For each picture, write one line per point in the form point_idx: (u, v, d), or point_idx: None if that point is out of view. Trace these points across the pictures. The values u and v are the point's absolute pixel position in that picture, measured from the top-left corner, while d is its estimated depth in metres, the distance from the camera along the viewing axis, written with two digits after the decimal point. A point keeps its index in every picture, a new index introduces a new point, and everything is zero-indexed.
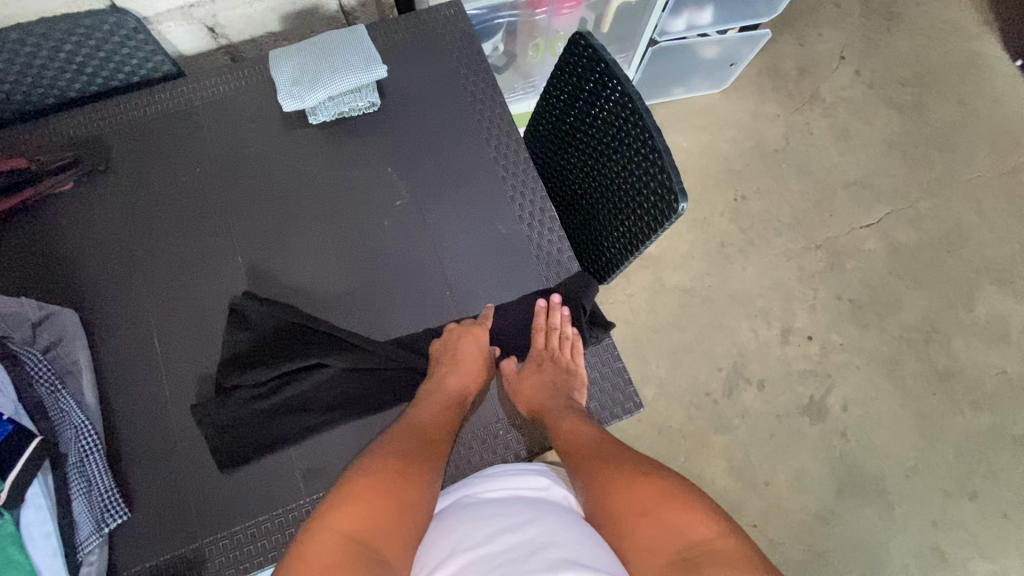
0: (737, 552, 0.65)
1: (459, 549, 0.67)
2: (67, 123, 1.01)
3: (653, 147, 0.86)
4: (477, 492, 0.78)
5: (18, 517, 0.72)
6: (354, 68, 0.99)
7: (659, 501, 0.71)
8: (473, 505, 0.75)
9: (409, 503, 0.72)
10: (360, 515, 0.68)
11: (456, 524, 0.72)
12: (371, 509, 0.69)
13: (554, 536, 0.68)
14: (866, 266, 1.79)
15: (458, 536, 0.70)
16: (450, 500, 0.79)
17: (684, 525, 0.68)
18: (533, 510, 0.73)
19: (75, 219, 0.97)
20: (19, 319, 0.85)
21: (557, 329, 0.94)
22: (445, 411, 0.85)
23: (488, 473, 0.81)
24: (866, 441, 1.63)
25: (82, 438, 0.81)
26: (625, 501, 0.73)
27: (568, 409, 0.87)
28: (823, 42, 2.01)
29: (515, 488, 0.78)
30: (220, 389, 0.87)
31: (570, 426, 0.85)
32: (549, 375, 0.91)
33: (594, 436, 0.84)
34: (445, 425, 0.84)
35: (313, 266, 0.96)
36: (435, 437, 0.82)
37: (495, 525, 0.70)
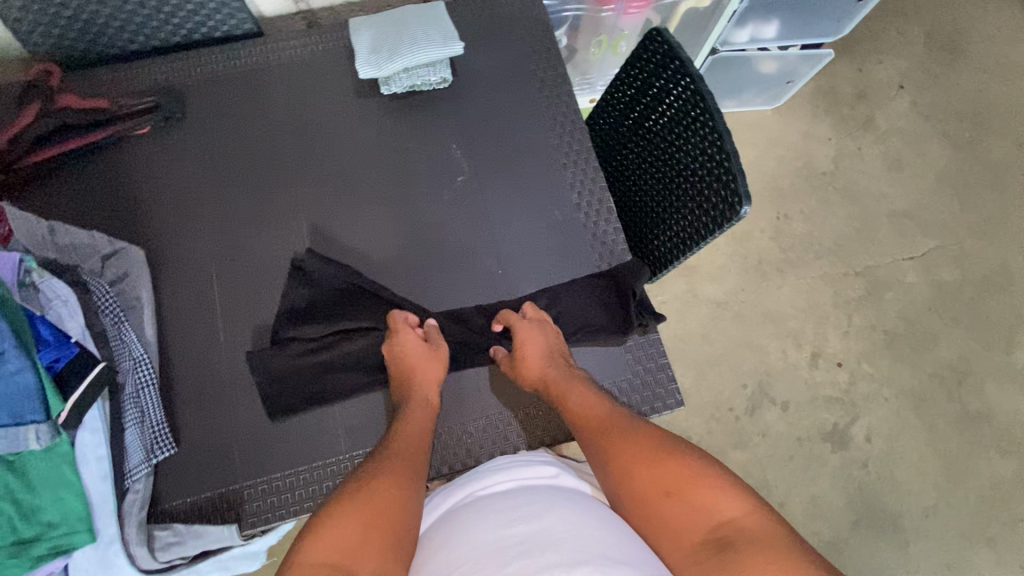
0: (766, 526, 0.65)
1: (473, 545, 0.67)
2: (151, 70, 1.05)
3: (721, 149, 0.86)
4: (483, 485, 0.78)
5: (75, 438, 0.77)
6: (433, 43, 1.00)
7: (683, 482, 0.70)
8: (482, 498, 0.75)
9: (391, 520, 0.66)
10: (341, 537, 0.63)
11: (468, 519, 0.72)
12: (351, 531, 0.64)
13: (567, 525, 0.67)
14: (904, 298, 1.76)
15: (471, 533, 0.69)
16: (458, 494, 0.78)
17: (711, 504, 0.67)
18: (543, 501, 0.73)
19: (146, 162, 1.00)
20: (90, 250, 0.89)
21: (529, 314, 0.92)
22: (424, 421, 0.81)
23: (496, 465, 0.81)
24: (887, 475, 1.60)
25: (140, 370, 0.85)
26: (646, 483, 0.71)
27: (568, 379, 0.86)
28: (883, 69, 1.98)
29: (521, 479, 0.78)
30: (275, 339, 0.90)
31: (579, 399, 0.83)
32: (543, 349, 0.88)
33: (605, 410, 0.82)
34: (424, 436, 0.80)
35: (370, 233, 0.98)
36: (415, 449, 0.77)
37: (507, 518, 0.69)
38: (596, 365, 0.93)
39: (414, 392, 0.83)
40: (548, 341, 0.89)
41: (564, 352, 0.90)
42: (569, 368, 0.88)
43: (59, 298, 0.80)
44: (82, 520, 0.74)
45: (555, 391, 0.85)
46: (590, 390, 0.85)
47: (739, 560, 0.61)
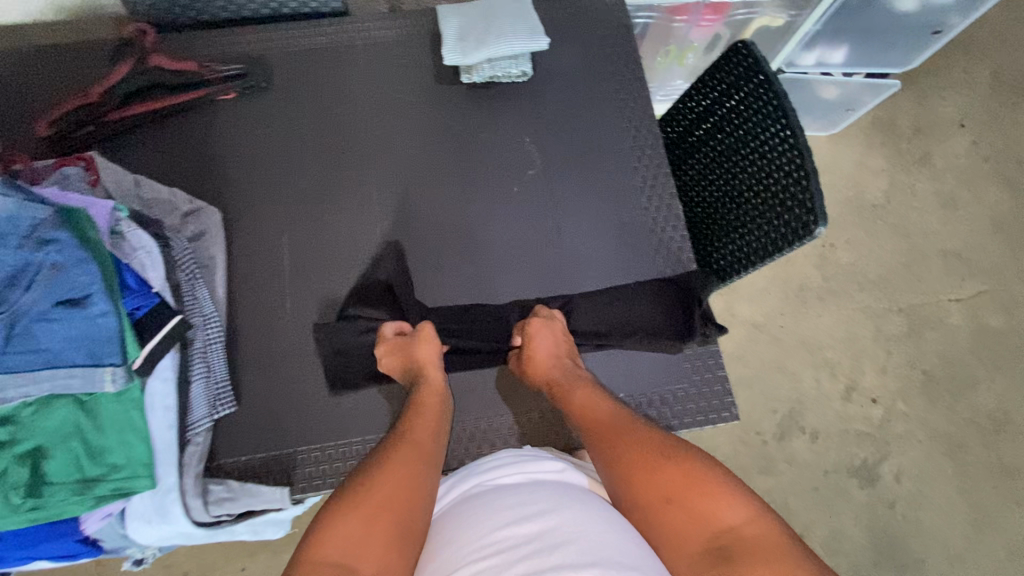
0: (767, 534, 0.63)
1: (478, 543, 0.63)
2: (241, 39, 1.08)
3: (800, 167, 0.86)
4: (488, 479, 0.74)
5: (145, 386, 0.80)
6: (519, 36, 1.01)
7: (683, 487, 0.67)
8: (488, 491, 0.72)
9: (395, 511, 0.66)
10: (347, 536, 0.63)
11: (476, 511, 0.68)
12: (354, 528, 0.64)
13: (577, 524, 0.64)
14: (947, 340, 1.72)
15: (475, 529, 0.65)
16: (466, 485, 0.75)
17: (710, 511, 0.65)
18: (553, 496, 0.69)
19: (228, 127, 1.02)
20: (170, 207, 0.92)
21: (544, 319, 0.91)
22: (435, 411, 0.81)
23: (501, 459, 0.78)
24: (913, 518, 1.57)
25: (208, 327, 0.88)
26: (649, 486, 0.68)
27: (575, 382, 0.84)
28: (945, 105, 1.95)
29: (529, 472, 0.75)
30: (342, 315, 0.93)
31: (587, 401, 0.81)
32: (552, 353, 0.88)
33: (609, 412, 0.79)
34: (435, 425, 0.79)
35: (440, 217, 0.99)
36: (425, 436, 0.76)
37: (514, 514, 0.65)
38: (654, 369, 0.92)
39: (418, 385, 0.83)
40: (557, 346, 0.88)
41: (571, 351, 0.89)
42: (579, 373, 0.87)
43: (142, 249, 0.82)
44: (145, 466, 0.77)
45: (561, 393, 0.84)
46: (597, 392, 0.83)
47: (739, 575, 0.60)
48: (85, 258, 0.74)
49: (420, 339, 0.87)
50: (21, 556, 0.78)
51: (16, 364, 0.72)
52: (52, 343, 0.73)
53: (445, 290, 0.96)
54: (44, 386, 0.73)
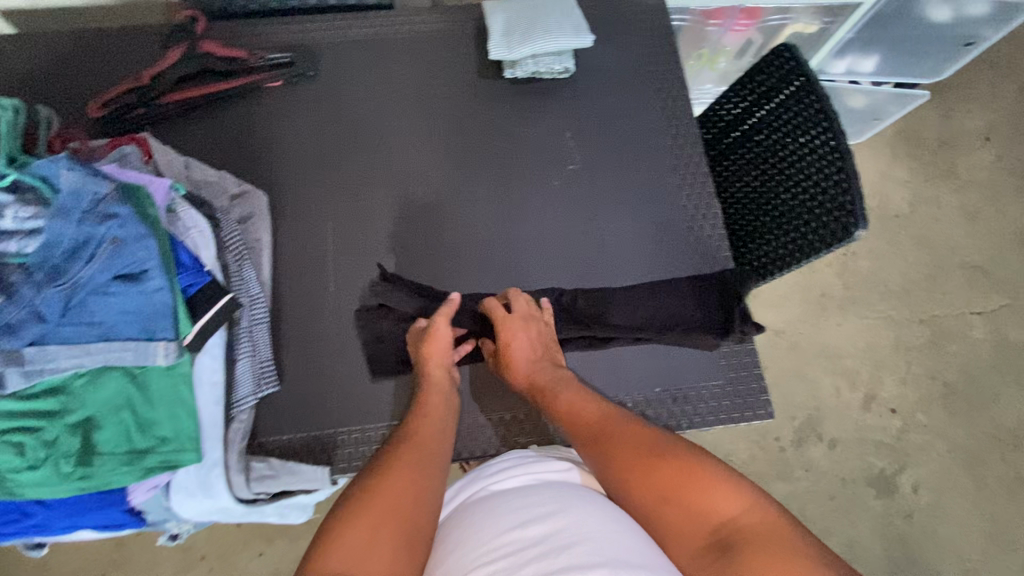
0: (766, 520, 0.64)
1: (487, 546, 0.65)
2: (289, 28, 1.10)
3: (840, 171, 0.87)
4: (494, 482, 0.76)
5: (194, 361, 0.82)
6: (564, 33, 1.02)
7: (681, 482, 0.68)
8: (495, 495, 0.73)
9: (405, 517, 0.66)
10: (356, 541, 0.63)
11: (482, 514, 0.70)
12: (363, 533, 0.64)
13: (582, 522, 0.65)
14: (968, 353, 1.72)
15: (482, 532, 0.67)
16: (474, 487, 0.77)
17: (706, 504, 0.66)
18: (557, 497, 0.70)
19: (275, 114, 1.04)
20: (218, 189, 0.94)
21: (508, 322, 0.88)
22: (439, 412, 0.82)
23: (506, 461, 0.79)
24: (930, 529, 1.56)
25: (254, 307, 0.89)
26: (647, 484, 0.70)
27: (557, 385, 0.85)
28: (970, 119, 1.94)
29: (533, 473, 0.77)
30: (383, 302, 0.95)
31: (575, 404, 0.82)
32: (525, 357, 0.87)
33: (596, 415, 0.80)
34: (440, 432, 0.80)
35: (479, 208, 1.01)
36: (431, 442, 0.77)
37: (520, 516, 0.67)
38: (689, 365, 0.93)
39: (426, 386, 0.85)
40: (526, 350, 0.88)
41: (549, 353, 0.89)
42: (557, 374, 0.87)
43: (194, 228, 0.84)
44: (192, 440, 0.79)
45: (542, 398, 0.85)
46: (579, 392, 0.84)
47: (744, 565, 0.61)
48: (144, 234, 0.76)
49: (431, 339, 0.86)
50: (65, 525, 0.81)
51: (70, 337, 0.74)
52: (107, 317, 0.76)
53: (483, 280, 0.97)
54: (97, 358, 0.74)
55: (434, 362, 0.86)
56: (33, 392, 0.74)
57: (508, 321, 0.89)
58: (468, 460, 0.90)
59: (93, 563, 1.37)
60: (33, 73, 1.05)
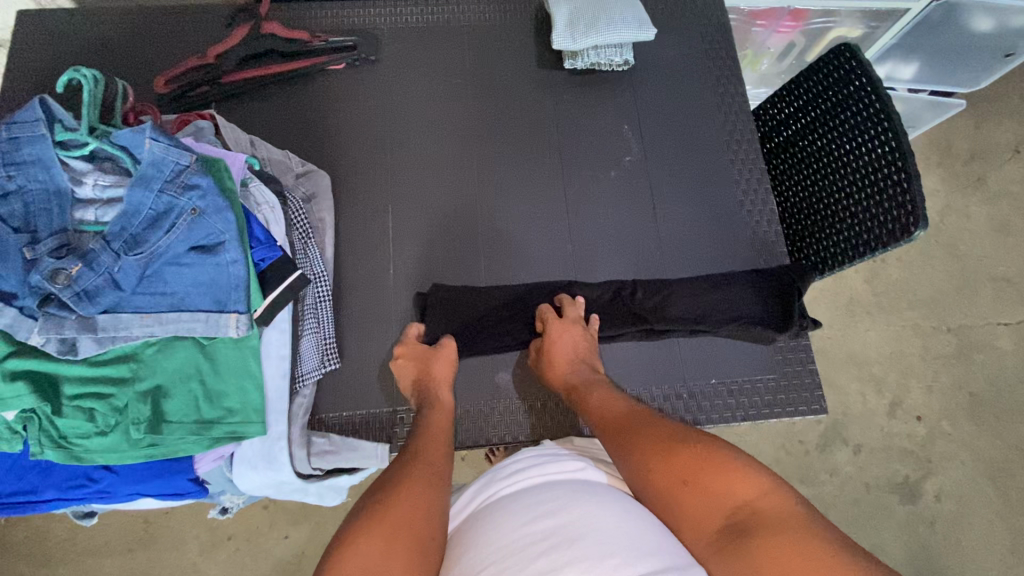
0: (785, 505, 0.61)
1: (498, 546, 0.60)
2: (352, 12, 1.11)
3: (901, 169, 0.87)
4: (505, 482, 0.70)
5: (263, 335, 0.83)
6: (627, 25, 1.03)
7: (699, 467, 0.65)
8: (506, 496, 0.68)
9: (417, 529, 0.61)
10: (367, 554, 0.58)
11: (493, 516, 0.65)
12: (374, 546, 0.58)
13: (594, 516, 0.60)
14: (994, 363, 1.71)
15: (494, 533, 0.62)
16: (485, 492, 0.71)
17: (722, 488, 0.63)
18: (568, 493, 0.65)
19: (336, 96, 1.05)
20: (285, 167, 0.96)
21: (551, 319, 0.90)
22: (446, 428, 0.78)
23: (519, 460, 0.74)
24: (952, 538, 1.57)
25: (318, 285, 0.91)
26: (664, 470, 0.66)
27: (589, 384, 0.83)
28: (1002, 130, 1.93)
29: (548, 474, 0.70)
30: (440, 288, 0.95)
31: (602, 400, 0.80)
32: (565, 353, 0.87)
33: (622, 410, 0.77)
34: (445, 443, 0.76)
35: (536, 197, 1.02)
36: (436, 453, 0.73)
37: (531, 514, 0.62)
38: (744, 358, 0.94)
39: (434, 403, 0.82)
40: (566, 347, 0.87)
41: (588, 354, 0.88)
42: (594, 374, 0.85)
43: (266, 203, 0.85)
44: (258, 412, 0.79)
45: (575, 395, 0.83)
46: (612, 391, 0.81)
47: (760, 547, 0.57)
48: (223, 206, 0.77)
49: (437, 357, 0.87)
50: (130, 492, 0.81)
51: (142, 305, 0.75)
52: (180, 287, 0.76)
53: (542, 267, 0.98)
54: (169, 327, 0.75)
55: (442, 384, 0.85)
56: (106, 358, 0.75)
57: (552, 320, 0.90)
58: (523, 444, 0.91)
59: (124, 538, 1.37)
60: (100, 48, 1.07)
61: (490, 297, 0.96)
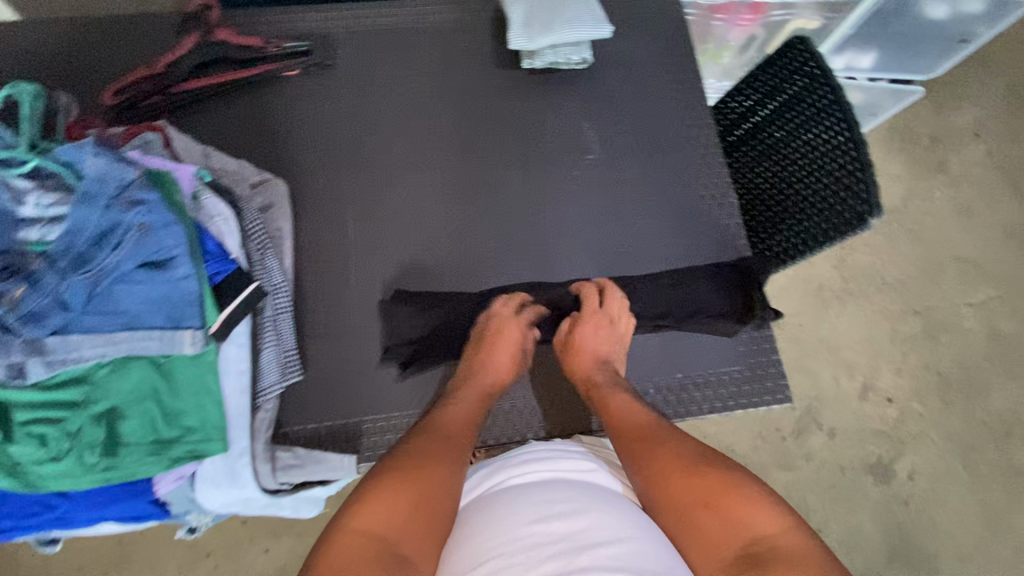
0: (809, 550, 0.62)
1: (506, 537, 0.63)
2: (307, 17, 1.09)
3: (856, 158, 0.88)
4: (516, 474, 0.73)
5: (221, 350, 0.81)
6: (584, 23, 1.02)
7: (720, 492, 0.67)
8: (518, 488, 0.71)
9: (432, 500, 0.68)
10: (386, 516, 0.66)
11: (501, 507, 0.68)
12: (394, 510, 0.66)
13: (606, 525, 0.64)
14: (961, 344, 1.75)
15: (501, 522, 0.65)
16: (496, 478, 0.74)
17: (742, 516, 0.65)
18: (582, 495, 0.69)
19: (292, 103, 1.03)
20: (240, 177, 0.94)
21: (592, 313, 0.91)
22: (478, 403, 0.84)
23: (532, 452, 0.77)
24: (926, 516, 1.60)
25: (277, 296, 0.89)
26: (685, 489, 0.68)
27: (611, 386, 0.85)
28: (961, 115, 1.97)
29: (560, 471, 0.74)
30: (400, 296, 0.94)
31: (624, 404, 0.82)
32: (598, 350, 0.89)
33: (646, 417, 0.80)
34: (474, 415, 0.82)
35: (499, 199, 1.01)
36: (463, 428, 0.79)
37: (543, 512, 0.65)
38: (710, 351, 0.95)
39: (476, 377, 0.86)
40: (601, 346, 0.89)
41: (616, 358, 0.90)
42: (617, 377, 0.88)
43: (220, 216, 0.83)
44: (218, 430, 0.78)
45: (592, 396, 0.85)
46: (632, 398, 0.83)
47: None
48: (172, 221, 0.76)
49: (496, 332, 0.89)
50: (88, 518, 0.79)
51: (93, 326, 0.73)
52: (133, 306, 0.74)
53: (507, 270, 0.97)
54: (122, 347, 0.73)
55: (497, 367, 0.87)
56: (58, 382, 0.72)
57: (594, 313, 0.91)
58: (493, 447, 0.90)
59: (97, 560, 1.34)
60: (45, 61, 1.03)
61: (454, 302, 0.95)
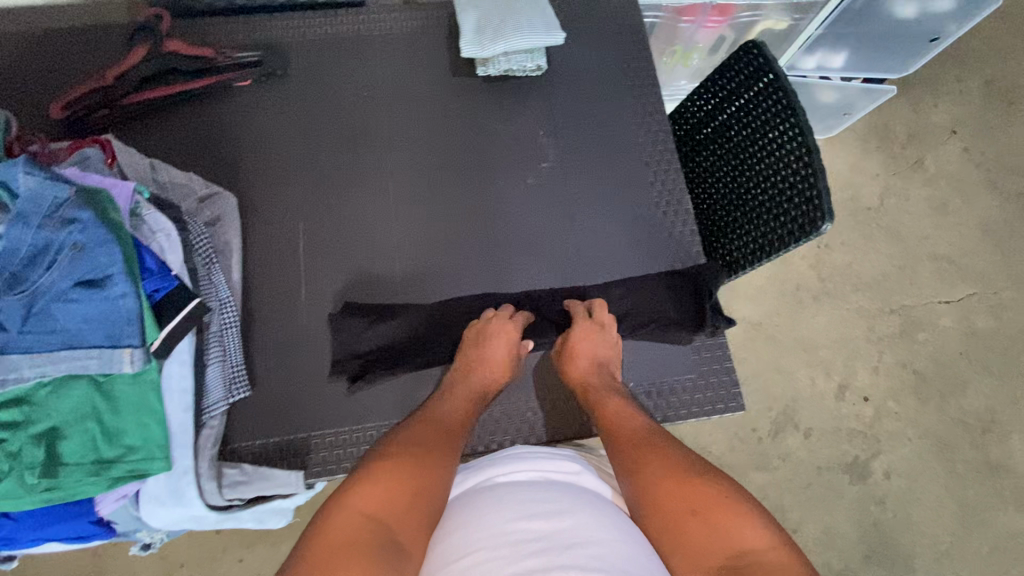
0: (791, 567, 0.62)
1: (488, 533, 0.64)
2: (260, 27, 1.08)
3: (807, 164, 0.87)
4: (504, 475, 0.75)
5: (163, 368, 0.80)
6: (535, 30, 1.02)
7: (708, 502, 0.68)
8: (504, 487, 0.73)
9: (427, 489, 0.71)
10: (383, 498, 0.68)
11: (484, 505, 0.70)
12: (392, 495, 0.69)
13: (588, 524, 0.65)
14: (938, 341, 1.73)
15: (484, 518, 0.67)
16: (484, 477, 0.76)
17: (729, 528, 0.65)
18: (567, 497, 0.70)
19: (243, 114, 1.03)
20: (187, 191, 0.93)
21: (584, 324, 0.91)
22: (473, 400, 0.86)
23: (520, 453, 0.79)
24: (902, 514, 1.60)
25: (224, 311, 0.88)
26: (675, 498, 0.69)
27: (609, 393, 0.86)
28: (938, 112, 1.94)
29: (545, 471, 0.76)
30: (350, 309, 0.93)
31: (620, 411, 0.82)
32: (595, 355, 0.89)
33: (641, 424, 0.80)
34: (468, 414, 0.84)
35: (453, 209, 1.00)
36: (458, 424, 0.82)
37: (526, 511, 0.67)
38: (663, 360, 0.94)
39: (473, 376, 0.87)
40: (597, 352, 0.89)
41: (614, 364, 0.90)
42: (614, 383, 0.88)
43: (161, 231, 0.83)
44: (161, 448, 0.77)
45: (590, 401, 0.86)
46: (629, 405, 0.84)
47: None
48: (107, 237, 0.74)
49: (496, 339, 0.89)
50: (34, 538, 0.78)
51: (32, 345, 0.72)
52: (71, 323, 0.73)
53: (461, 280, 0.97)
54: (61, 366, 0.72)
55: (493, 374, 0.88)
56: None
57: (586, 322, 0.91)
58: None
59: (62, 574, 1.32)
60: None
61: (407, 314, 0.94)
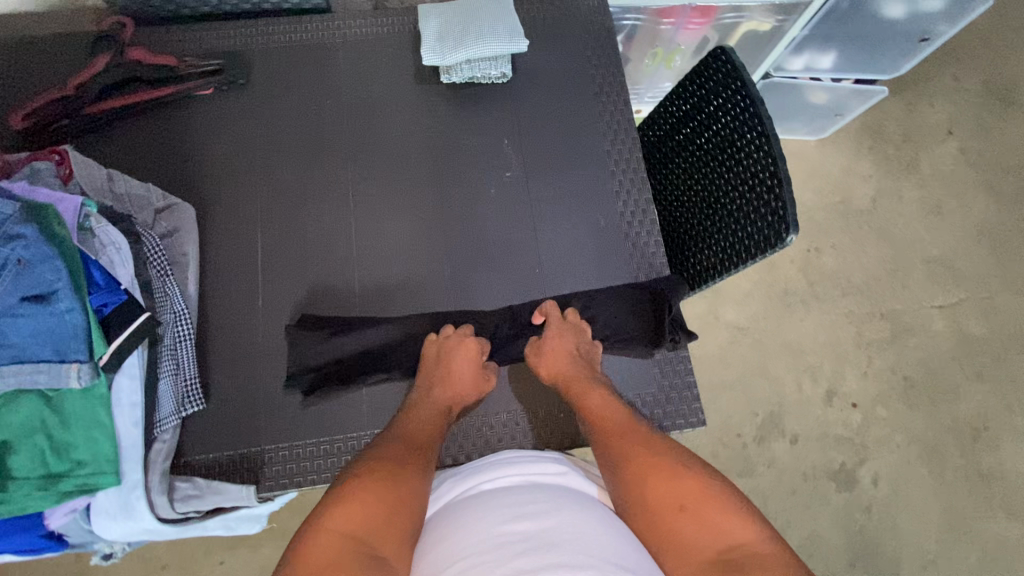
0: (782, 557, 0.61)
1: (474, 540, 0.61)
2: (223, 34, 1.07)
3: (773, 174, 0.85)
4: (489, 480, 0.72)
5: (112, 382, 0.80)
6: (498, 37, 1.01)
7: (697, 496, 0.66)
8: (487, 492, 0.70)
9: (407, 500, 0.67)
10: (362, 514, 0.64)
11: (470, 511, 0.67)
12: (371, 509, 0.65)
13: (574, 525, 0.62)
14: (928, 347, 1.69)
15: (470, 525, 0.64)
16: (468, 484, 0.73)
17: (720, 522, 0.64)
18: (552, 498, 0.67)
19: (205, 123, 1.02)
20: (144, 203, 0.93)
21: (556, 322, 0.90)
22: (442, 411, 0.84)
23: (504, 459, 0.76)
24: (889, 522, 1.55)
25: (179, 324, 0.88)
26: (664, 494, 0.67)
27: (589, 384, 0.84)
28: (934, 112, 1.90)
29: (529, 474, 0.73)
30: (306, 321, 0.93)
31: (602, 405, 0.80)
32: (570, 347, 0.88)
33: (624, 416, 0.79)
34: (438, 425, 0.82)
35: (415, 218, 0.99)
36: (430, 435, 0.79)
37: (511, 513, 0.64)
38: (623, 374, 0.93)
39: (438, 391, 0.85)
40: (572, 346, 0.88)
41: (591, 355, 0.89)
42: (595, 374, 0.86)
43: (113, 244, 0.82)
44: (110, 462, 0.76)
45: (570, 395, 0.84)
46: (611, 397, 0.82)
47: None
48: (51, 254, 0.74)
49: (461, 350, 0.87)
50: None
51: None
52: (20, 339, 0.73)
53: (420, 291, 0.96)
54: (10, 381, 0.72)
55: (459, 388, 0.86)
56: None
57: (555, 320, 0.91)
58: None
59: None
60: None
61: (364, 326, 0.93)
